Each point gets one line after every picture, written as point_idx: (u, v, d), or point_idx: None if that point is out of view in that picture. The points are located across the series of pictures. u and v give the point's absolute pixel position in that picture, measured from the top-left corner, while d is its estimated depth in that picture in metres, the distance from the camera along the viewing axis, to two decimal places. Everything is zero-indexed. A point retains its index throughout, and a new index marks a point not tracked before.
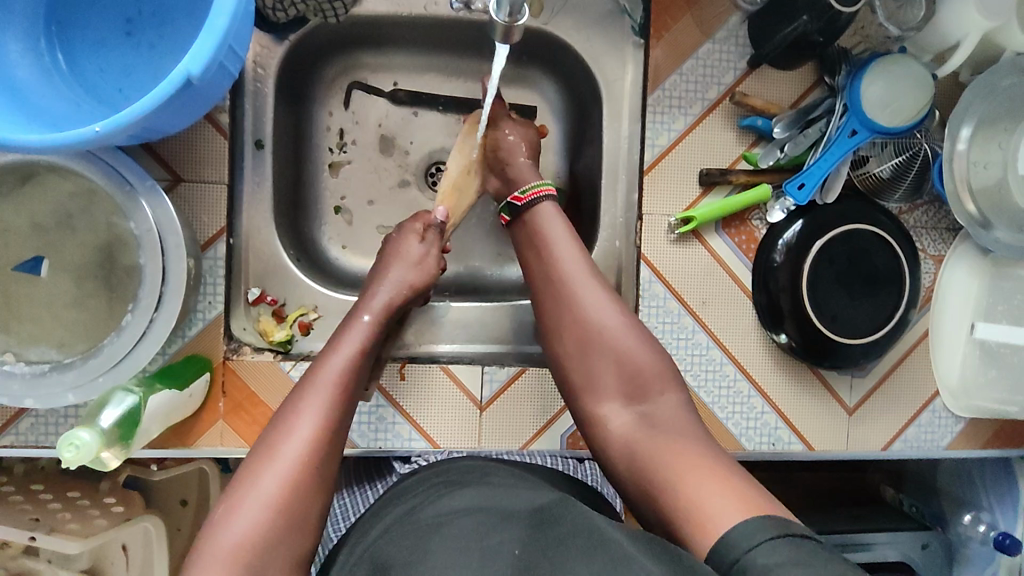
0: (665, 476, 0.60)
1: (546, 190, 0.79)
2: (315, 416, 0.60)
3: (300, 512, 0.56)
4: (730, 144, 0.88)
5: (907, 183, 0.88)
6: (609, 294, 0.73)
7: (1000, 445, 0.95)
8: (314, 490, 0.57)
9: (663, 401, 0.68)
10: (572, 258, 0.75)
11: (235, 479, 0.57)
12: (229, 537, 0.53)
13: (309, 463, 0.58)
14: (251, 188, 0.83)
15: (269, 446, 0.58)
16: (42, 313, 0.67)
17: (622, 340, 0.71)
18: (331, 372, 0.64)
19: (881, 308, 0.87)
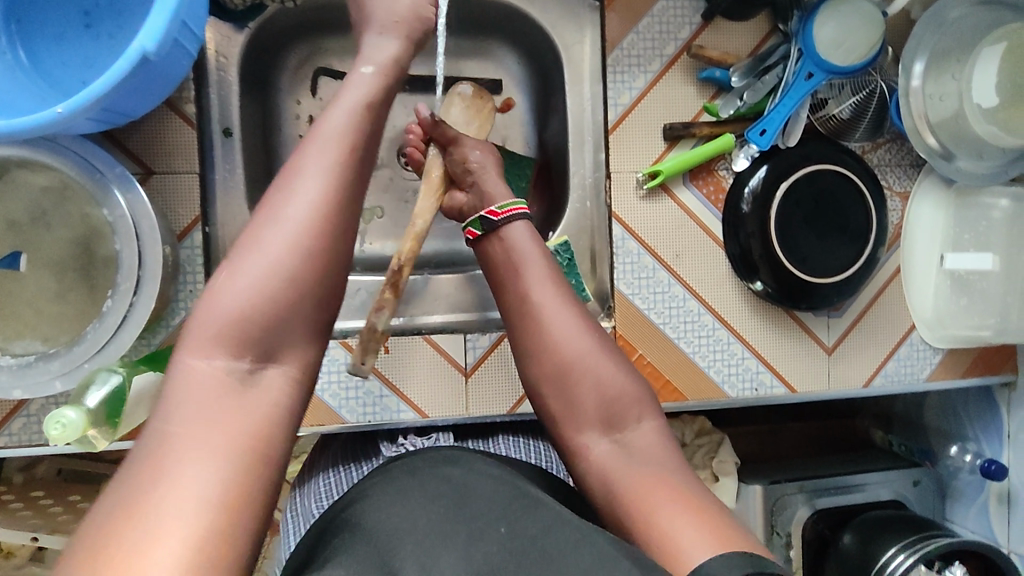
0: (634, 506, 0.56)
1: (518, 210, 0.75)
2: (322, 179, 0.53)
3: (315, 286, 0.51)
4: (691, 97, 0.89)
5: (867, 121, 0.90)
6: (581, 316, 0.67)
7: (980, 372, 0.97)
8: (328, 257, 0.52)
9: (640, 429, 0.62)
10: (544, 276, 0.68)
11: (234, 247, 0.51)
12: (231, 310, 0.49)
13: (320, 231, 0.51)
14: (223, 176, 0.84)
15: (267, 212, 0.52)
16: (24, 310, 0.68)
17: (599, 366, 0.64)
18: (334, 129, 0.55)
19: (849, 246, 0.89)
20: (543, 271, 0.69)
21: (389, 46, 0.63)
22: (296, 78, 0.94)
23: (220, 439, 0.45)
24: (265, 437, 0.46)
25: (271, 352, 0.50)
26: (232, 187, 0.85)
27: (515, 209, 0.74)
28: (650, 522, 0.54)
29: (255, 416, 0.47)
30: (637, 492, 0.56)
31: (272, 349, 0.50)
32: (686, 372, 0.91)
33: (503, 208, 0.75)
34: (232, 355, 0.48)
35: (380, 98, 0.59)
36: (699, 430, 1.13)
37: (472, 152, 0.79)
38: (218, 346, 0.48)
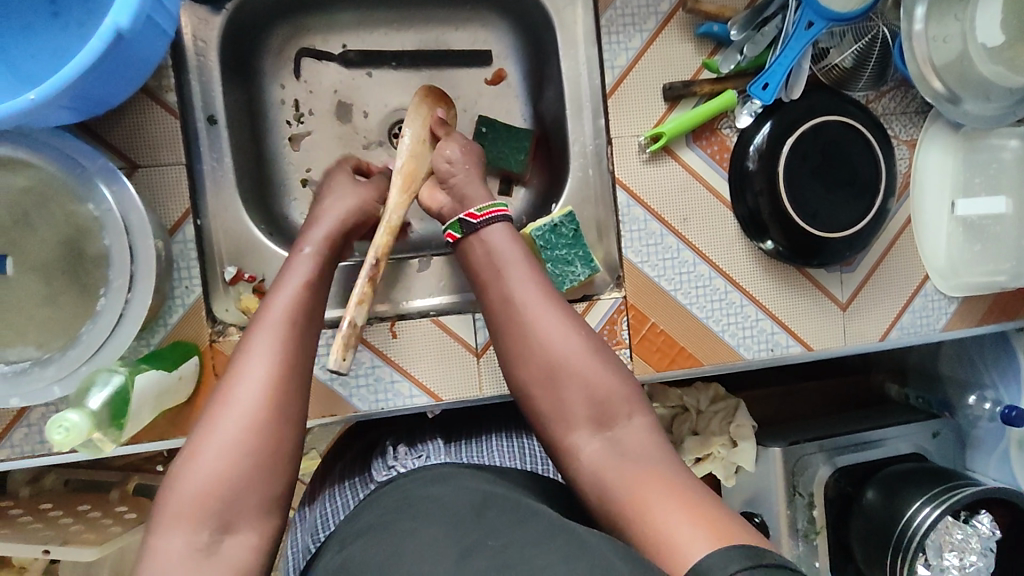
0: (623, 501, 0.56)
1: (499, 210, 0.72)
2: (268, 359, 0.59)
3: (268, 453, 0.56)
4: (689, 55, 0.87)
5: (871, 68, 0.88)
6: (567, 316, 0.66)
7: (996, 318, 0.96)
8: (277, 426, 0.57)
9: (631, 425, 0.61)
10: (526, 280, 0.67)
11: (193, 432, 0.57)
12: (190, 487, 0.53)
13: (268, 404, 0.57)
14: (212, 166, 0.81)
15: (220, 396, 0.57)
16: (14, 316, 0.65)
17: (587, 368, 0.63)
18: (278, 312, 0.63)
19: (861, 198, 0.87)
20: (530, 272, 0.68)
21: (325, 228, 0.73)
22: (279, 61, 0.92)
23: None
24: None
25: (226, 524, 0.53)
26: (222, 178, 0.82)
27: (496, 210, 0.72)
28: (641, 520, 0.54)
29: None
30: (629, 490, 0.56)
31: (226, 520, 0.53)
32: (700, 338, 0.89)
33: (481, 211, 0.73)
34: (191, 531, 0.52)
35: (318, 280, 0.68)
36: (715, 397, 1.11)
37: (452, 149, 0.79)
38: (182, 521, 0.52)
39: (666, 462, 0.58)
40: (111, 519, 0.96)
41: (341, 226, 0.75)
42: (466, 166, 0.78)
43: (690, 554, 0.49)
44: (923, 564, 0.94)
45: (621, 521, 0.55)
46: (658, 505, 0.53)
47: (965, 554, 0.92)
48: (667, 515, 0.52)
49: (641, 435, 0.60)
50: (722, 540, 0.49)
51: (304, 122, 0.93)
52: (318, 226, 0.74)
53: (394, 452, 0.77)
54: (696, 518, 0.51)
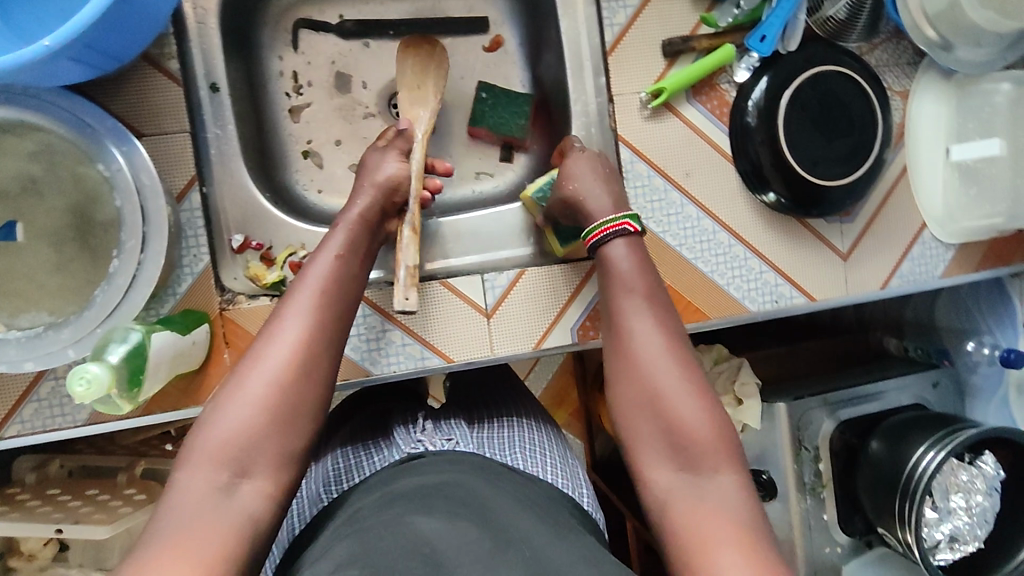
0: (683, 538, 0.53)
1: (619, 225, 0.71)
2: (305, 319, 0.59)
3: (290, 409, 0.55)
4: (686, 11, 0.88)
5: (862, 21, 0.89)
6: (671, 339, 0.64)
7: (992, 264, 0.98)
8: (304, 384, 0.56)
9: (715, 474, 0.57)
10: (641, 308, 0.66)
11: (225, 380, 0.56)
12: (216, 433, 0.53)
13: (300, 363, 0.56)
14: (215, 135, 0.81)
15: (256, 349, 0.57)
16: (25, 285, 0.65)
17: (685, 405, 0.60)
18: (319, 278, 0.63)
19: (858, 147, 0.88)
20: (643, 300, 0.67)
21: (366, 195, 0.72)
22: (276, 32, 0.91)
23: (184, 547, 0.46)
24: (229, 555, 0.48)
25: (244, 470, 0.52)
26: (227, 147, 0.81)
27: (610, 228, 0.71)
28: (694, 556, 0.51)
29: (221, 537, 0.48)
30: (690, 526, 0.53)
31: (244, 465, 0.52)
32: (706, 291, 0.90)
33: (602, 227, 0.72)
34: (211, 474, 0.51)
35: (355, 253, 0.67)
36: (718, 358, 1.13)
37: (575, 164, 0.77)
38: (204, 464, 0.51)
39: (743, 513, 0.54)
40: (120, 500, 0.94)
41: (381, 194, 0.72)
42: (594, 182, 0.76)
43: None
44: (932, 507, 0.95)
45: (678, 552, 0.53)
46: (726, 556, 0.50)
47: (972, 495, 0.95)
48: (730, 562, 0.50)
49: (723, 484, 0.56)
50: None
51: (303, 93, 0.92)
52: (358, 197, 0.72)
53: (421, 424, 0.75)
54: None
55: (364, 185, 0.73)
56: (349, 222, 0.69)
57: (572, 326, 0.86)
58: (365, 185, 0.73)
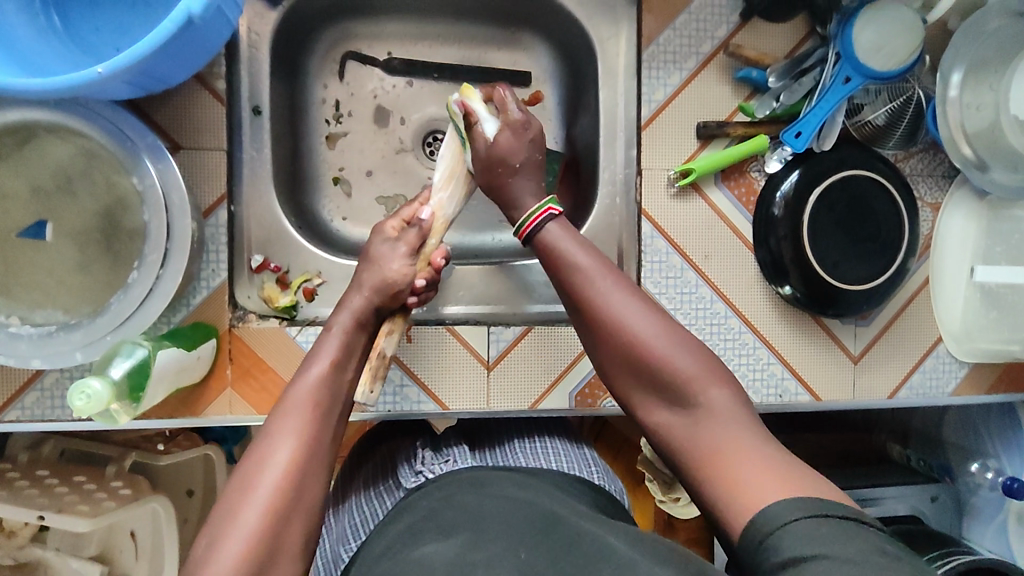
0: (696, 462, 0.55)
1: (544, 213, 0.69)
2: (293, 438, 0.56)
3: (278, 541, 0.52)
4: (725, 97, 0.89)
5: (901, 130, 0.89)
6: (633, 291, 0.63)
7: (1005, 388, 0.96)
8: (295, 508, 0.53)
9: (712, 400, 0.57)
10: (600, 274, 0.64)
11: (218, 508, 0.53)
12: (213, 568, 0.49)
13: (291, 484, 0.54)
14: (251, 155, 0.83)
15: (247, 471, 0.54)
16: (45, 279, 0.67)
17: (664, 351, 0.59)
18: (307, 392, 0.59)
19: (882, 254, 0.88)
20: (604, 274, 0.64)
21: (360, 297, 0.70)
22: (325, 61, 0.94)
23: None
24: None
25: None
26: (260, 168, 0.83)
27: (537, 217, 0.69)
28: (710, 481, 0.53)
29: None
30: (704, 454, 0.55)
31: None
32: None
33: (525, 220, 0.70)
34: None
35: (347, 361, 0.64)
36: None
37: (507, 138, 0.74)
38: None
39: (749, 430, 0.55)
40: (105, 493, 0.96)
41: (377, 297, 0.70)
42: (576, 249, 0.66)
43: (757, 493, 0.50)
44: None
45: (700, 485, 0.54)
46: (740, 465, 0.52)
47: None
48: (743, 473, 0.52)
49: (720, 408, 0.56)
50: (791, 489, 0.49)
51: (343, 122, 0.95)
52: (354, 297, 0.70)
53: (420, 455, 0.76)
54: (774, 475, 0.51)
55: (358, 287, 0.71)
56: (342, 329, 0.67)
57: (570, 391, 0.86)
58: (361, 285, 0.71)
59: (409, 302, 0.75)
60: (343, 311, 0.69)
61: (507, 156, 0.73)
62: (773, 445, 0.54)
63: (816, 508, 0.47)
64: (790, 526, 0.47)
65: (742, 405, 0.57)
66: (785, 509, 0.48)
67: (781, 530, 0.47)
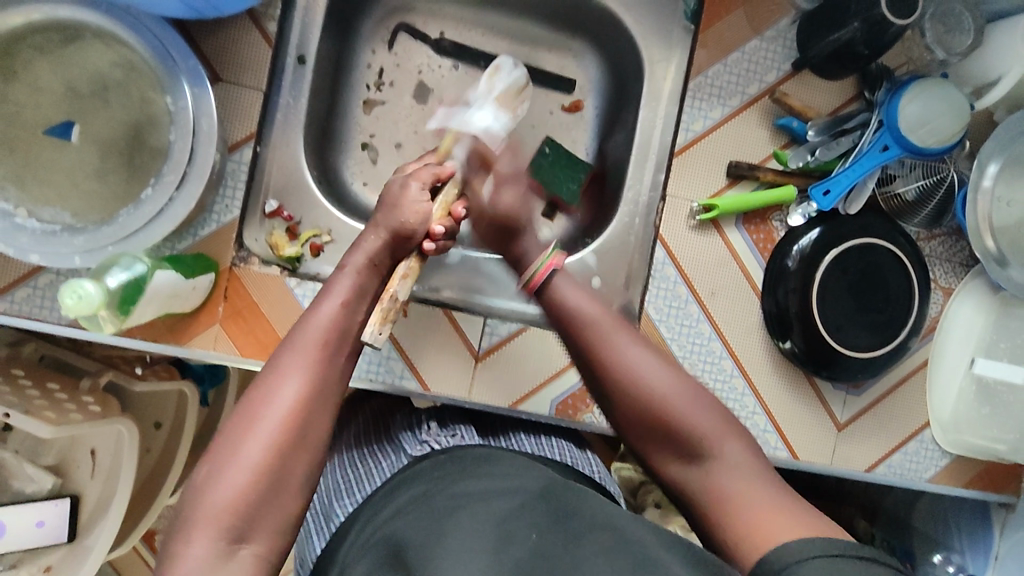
0: (721, 514, 0.55)
1: (550, 264, 0.69)
2: (301, 375, 0.56)
3: (282, 478, 0.53)
4: (762, 141, 0.89)
5: (929, 208, 0.89)
6: (646, 344, 0.64)
7: (982, 486, 0.95)
8: (298, 444, 0.54)
9: (725, 457, 0.58)
10: (613, 330, 0.64)
11: (222, 435, 0.54)
12: (212, 500, 0.51)
13: (295, 422, 0.54)
14: (288, 101, 0.83)
15: (253, 404, 0.54)
16: (61, 178, 0.69)
17: (679, 410, 0.60)
18: (316, 328, 0.59)
19: (890, 326, 0.88)
20: (616, 330, 0.64)
21: (376, 238, 0.69)
22: (377, 28, 0.95)
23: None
24: None
25: (243, 535, 0.51)
26: (293, 116, 0.84)
27: (543, 268, 0.69)
28: (732, 521, 0.54)
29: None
30: (725, 503, 0.56)
31: (244, 531, 0.51)
32: None
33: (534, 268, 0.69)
34: (212, 541, 0.50)
35: (362, 302, 0.64)
36: None
37: (509, 195, 0.76)
38: (204, 529, 0.50)
39: (764, 481, 0.56)
40: (75, 404, 0.95)
41: (393, 239, 0.69)
42: (583, 298, 0.67)
43: (775, 534, 0.51)
44: None
45: (716, 534, 0.56)
46: (758, 506, 0.54)
47: None
48: (757, 514, 0.53)
49: (736, 462, 0.58)
50: (809, 532, 0.50)
51: (382, 90, 0.96)
52: (370, 240, 0.68)
53: (426, 426, 0.76)
54: (798, 521, 0.51)
55: (374, 227, 0.70)
56: (355, 270, 0.65)
57: (552, 398, 0.86)
58: (378, 227, 0.70)
59: (426, 246, 0.71)
60: (356, 252, 0.67)
61: (514, 215, 0.75)
62: (790, 498, 0.55)
63: (830, 547, 0.47)
64: (805, 561, 0.47)
65: (755, 454, 0.59)
66: (801, 548, 0.48)
67: (795, 565, 0.47)
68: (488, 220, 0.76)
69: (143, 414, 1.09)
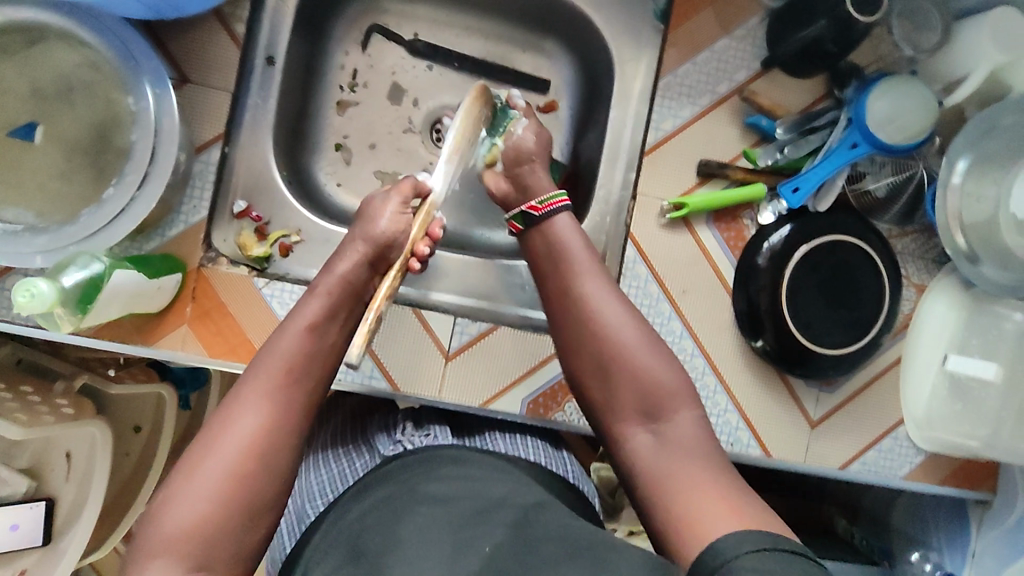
0: (670, 485, 0.58)
1: (559, 202, 0.76)
2: (261, 407, 0.57)
3: (243, 506, 0.53)
4: (732, 139, 0.89)
5: (900, 205, 0.90)
6: (623, 298, 0.70)
7: (958, 483, 0.95)
8: (258, 473, 0.55)
9: (679, 420, 0.63)
10: (594, 281, 0.71)
11: (180, 469, 0.55)
12: (167, 532, 0.51)
13: (255, 452, 0.55)
14: (257, 102, 0.84)
15: (211, 435, 0.56)
16: (26, 180, 0.70)
17: (644, 363, 0.65)
18: (281, 356, 0.60)
19: (861, 323, 0.88)
20: (596, 280, 0.71)
21: (354, 253, 0.69)
22: (350, 29, 0.95)
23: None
24: None
25: (203, 567, 0.51)
26: (262, 117, 0.84)
27: (555, 203, 0.76)
28: (677, 502, 0.56)
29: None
30: (668, 474, 0.59)
31: (204, 563, 0.51)
32: None
33: (543, 202, 0.76)
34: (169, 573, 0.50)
35: (331, 324, 0.65)
36: None
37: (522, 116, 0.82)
38: (158, 563, 0.50)
39: (706, 455, 0.60)
40: (48, 407, 0.95)
41: (368, 253, 0.69)
42: (576, 236, 0.74)
43: (714, 531, 0.51)
44: None
45: (655, 501, 0.58)
46: (699, 483, 0.57)
47: None
48: (696, 486, 0.56)
49: (686, 428, 0.62)
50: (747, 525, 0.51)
51: (355, 92, 0.96)
52: (348, 253, 0.69)
53: (401, 427, 0.78)
54: (731, 507, 0.54)
55: (353, 239, 0.70)
56: (327, 290, 0.66)
57: (523, 398, 0.85)
58: (355, 239, 0.70)
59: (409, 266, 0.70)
60: (327, 274, 0.68)
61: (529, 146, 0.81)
62: (726, 477, 0.58)
63: (769, 543, 0.47)
64: (739, 560, 0.47)
65: (705, 432, 0.63)
66: (738, 544, 0.48)
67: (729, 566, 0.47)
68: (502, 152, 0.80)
69: (121, 417, 1.09)
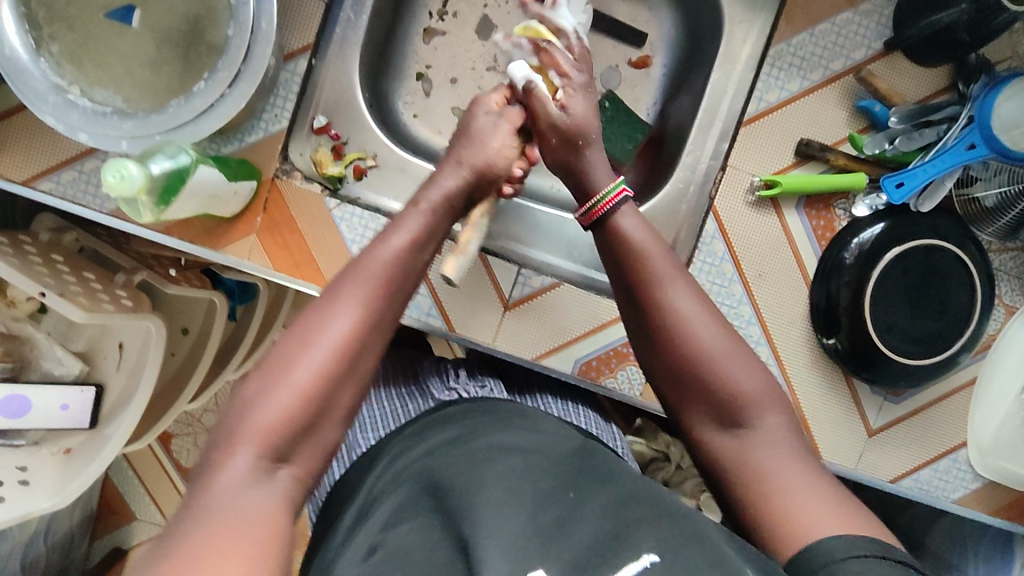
0: (763, 488, 0.52)
1: (619, 196, 0.67)
2: (354, 307, 0.55)
3: (326, 404, 0.52)
4: (838, 121, 0.83)
5: (1010, 218, 0.82)
6: (701, 295, 0.61)
7: (1012, 518, 0.90)
8: (347, 374, 0.53)
9: (764, 428, 0.56)
10: (662, 258, 0.62)
11: (271, 355, 0.53)
12: (257, 416, 0.50)
13: (346, 352, 0.53)
14: (349, 17, 0.82)
15: (304, 329, 0.54)
16: (117, 65, 0.69)
17: (725, 367, 0.57)
18: (379, 261, 0.57)
19: (942, 337, 0.82)
20: (666, 267, 0.62)
21: (459, 182, 0.66)
22: None
23: (239, 530, 0.44)
24: (279, 534, 0.46)
25: (284, 455, 0.50)
26: (352, 33, 0.82)
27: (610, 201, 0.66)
28: (759, 503, 0.52)
29: (267, 511, 0.47)
30: (757, 481, 0.53)
31: (285, 451, 0.50)
32: None
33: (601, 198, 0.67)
34: (252, 458, 0.49)
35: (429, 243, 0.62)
36: None
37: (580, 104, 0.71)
38: (245, 442, 0.49)
39: (802, 459, 0.54)
40: (109, 296, 0.95)
41: (468, 187, 0.67)
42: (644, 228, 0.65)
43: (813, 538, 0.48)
44: None
45: (751, 513, 0.53)
46: (796, 494, 0.51)
47: None
48: (792, 497, 0.51)
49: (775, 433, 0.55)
50: (848, 527, 0.48)
51: (445, 20, 0.93)
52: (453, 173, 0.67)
53: (455, 374, 0.76)
54: (836, 515, 0.49)
55: (457, 165, 0.67)
56: (432, 206, 0.63)
57: (577, 358, 0.84)
58: (462, 166, 0.67)
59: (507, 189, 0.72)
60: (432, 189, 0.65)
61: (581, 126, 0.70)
62: (837, 493, 0.51)
63: (875, 549, 0.45)
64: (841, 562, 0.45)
65: (794, 433, 0.56)
66: (846, 545, 0.46)
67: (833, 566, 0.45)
68: (557, 133, 0.70)
69: (172, 318, 1.11)
